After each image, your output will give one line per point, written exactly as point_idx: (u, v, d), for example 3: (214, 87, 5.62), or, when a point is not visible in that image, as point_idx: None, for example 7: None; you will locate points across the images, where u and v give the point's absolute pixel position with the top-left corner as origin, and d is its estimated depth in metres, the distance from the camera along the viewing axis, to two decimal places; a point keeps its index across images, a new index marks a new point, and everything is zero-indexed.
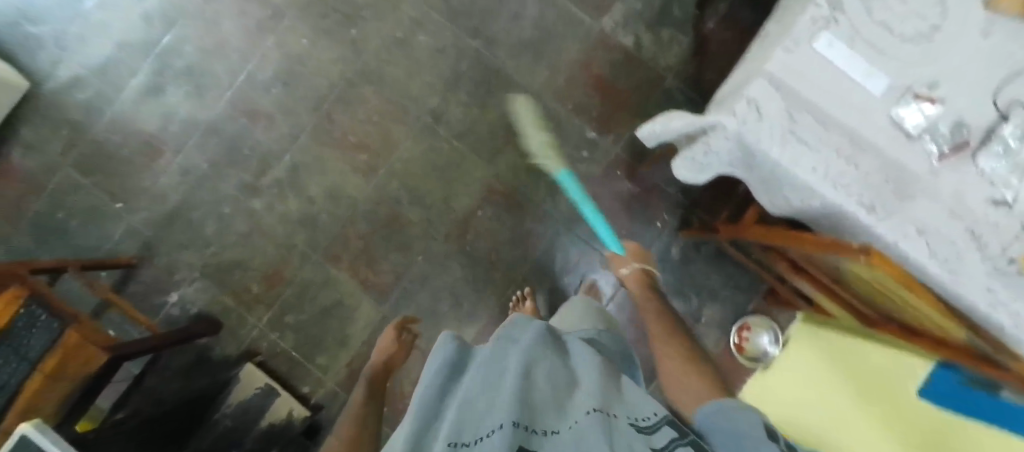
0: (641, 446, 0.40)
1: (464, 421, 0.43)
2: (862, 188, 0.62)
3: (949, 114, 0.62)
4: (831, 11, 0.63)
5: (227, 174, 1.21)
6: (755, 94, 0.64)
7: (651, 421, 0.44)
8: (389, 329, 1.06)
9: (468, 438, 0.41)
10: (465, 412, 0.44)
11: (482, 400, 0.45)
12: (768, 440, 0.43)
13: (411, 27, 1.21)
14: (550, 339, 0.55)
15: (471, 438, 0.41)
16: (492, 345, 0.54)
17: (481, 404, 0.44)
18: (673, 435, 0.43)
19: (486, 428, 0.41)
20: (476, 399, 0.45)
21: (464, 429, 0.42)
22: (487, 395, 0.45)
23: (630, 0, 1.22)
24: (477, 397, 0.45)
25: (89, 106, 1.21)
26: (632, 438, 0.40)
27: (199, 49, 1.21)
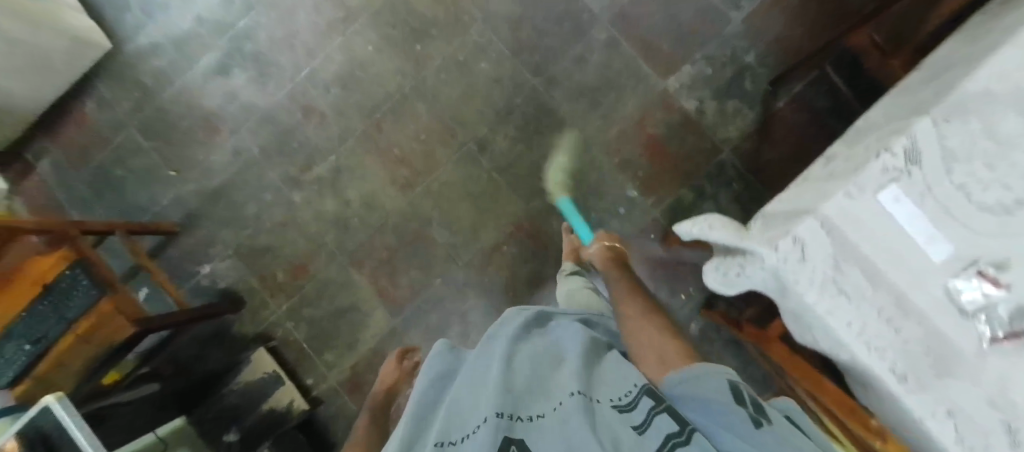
0: (619, 424, 0.49)
1: (451, 424, 0.54)
2: (898, 355, 0.61)
3: (1011, 300, 0.60)
4: (906, 163, 0.61)
5: (275, 163, 1.25)
6: (802, 234, 0.62)
7: (629, 398, 0.53)
8: (391, 356, 1.10)
9: (456, 437, 0.52)
10: (454, 416, 0.55)
11: (469, 399, 0.56)
12: (737, 405, 0.49)
13: (475, 52, 1.22)
14: (541, 353, 0.63)
15: (458, 436, 0.52)
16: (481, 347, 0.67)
17: (467, 406, 0.55)
18: (650, 402, 0.51)
19: (471, 426, 0.52)
20: (462, 403, 0.56)
21: (451, 431, 0.53)
22: (473, 397, 0.56)
23: (700, 64, 1.18)
24: (466, 406, 0.55)
25: (161, 74, 1.27)
26: (610, 416, 0.50)
27: (270, 38, 1.25)
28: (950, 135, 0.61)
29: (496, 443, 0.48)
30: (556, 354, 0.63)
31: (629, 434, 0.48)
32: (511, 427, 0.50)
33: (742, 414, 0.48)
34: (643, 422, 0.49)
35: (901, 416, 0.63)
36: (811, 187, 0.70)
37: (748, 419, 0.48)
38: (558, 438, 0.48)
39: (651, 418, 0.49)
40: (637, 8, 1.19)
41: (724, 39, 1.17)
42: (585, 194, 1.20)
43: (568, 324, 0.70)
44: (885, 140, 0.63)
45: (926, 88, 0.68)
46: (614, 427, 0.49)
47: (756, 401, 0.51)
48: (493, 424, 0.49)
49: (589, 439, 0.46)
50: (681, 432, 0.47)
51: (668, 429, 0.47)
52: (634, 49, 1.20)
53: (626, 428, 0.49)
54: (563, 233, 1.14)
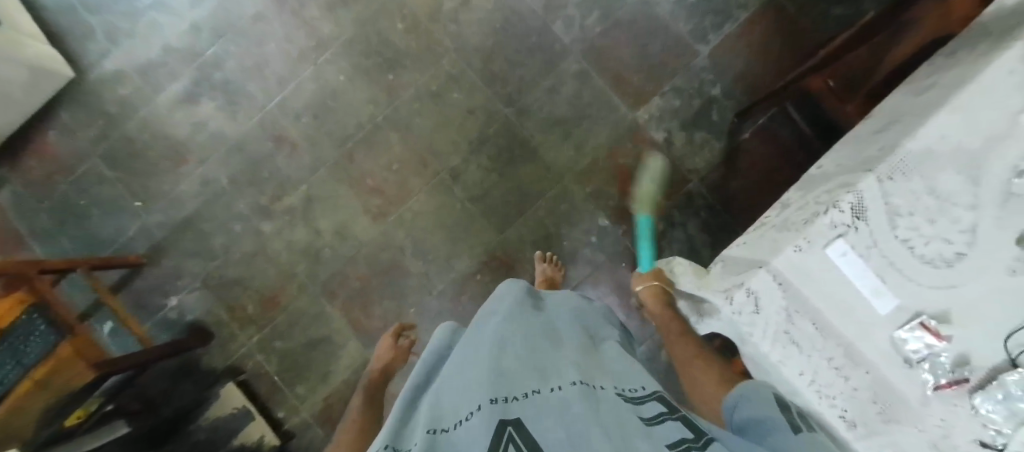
0: (621, 407, 0.53)
1: (444, 415, 0.55)
2: (847, 402, 0.67)
3: (954, 350, 0.65)
4: (853, 218, 0.64)
5: (244, 192, 1.24)
6: (756, 287, 0.66)
7: (637, 394, 0.58)
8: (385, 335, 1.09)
9: (449, 425, 0.53)
10: (445, 411, 0.56)
11: (463, 388, 0.58)
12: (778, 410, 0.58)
13: (447, 83, 1.23)
14: (536, 341, 0.67)
15: (451, 424, 0.53)
16: (476, 336, 0.71)
17: (459, 396, 0.57)
18: (662, 409, 0.55)
19: (464, 413, 0.53)
20: (455, 393, 0.58)
21: (443, 421, 0.54)
22: (466, 386, 0.58)
23: (668, 96, 1.21)
24: (457, 398, 0.57)
25: (127, 101, 1.25)
26: (608, 401, 0.54)
27: (240, 66, 1.24)
28: (893, 192, 0.65)
29: (494, 424, 0.49)
30: (556, 343, 0.67)
31: (637, 422, 0.51)
32: (507, 410, 0.51)
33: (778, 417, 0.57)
34: (655, 418, 0.52)
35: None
36: (767, 233, 0.72)
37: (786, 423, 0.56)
38: (559, 418, 0.50)
39: (665, 419, 0.52)
40: (607, 40, 1.22)
41: (692, 71, 1.21)
42: (557, 224, 1.21)
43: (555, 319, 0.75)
44: (835, 193, 0.67)
45: (873, 142, 0.72)
46: (621, 413, 0.52)
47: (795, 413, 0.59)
48: (490, 408, 0.51)
49: (594, 422, 0.48)
50: (695, 439, 0.49)
51: (682, 433, 0.50)
52: (606, 81, 1.22)
53: (632, 416, 0.52)
54: (536, 261, 1.16)
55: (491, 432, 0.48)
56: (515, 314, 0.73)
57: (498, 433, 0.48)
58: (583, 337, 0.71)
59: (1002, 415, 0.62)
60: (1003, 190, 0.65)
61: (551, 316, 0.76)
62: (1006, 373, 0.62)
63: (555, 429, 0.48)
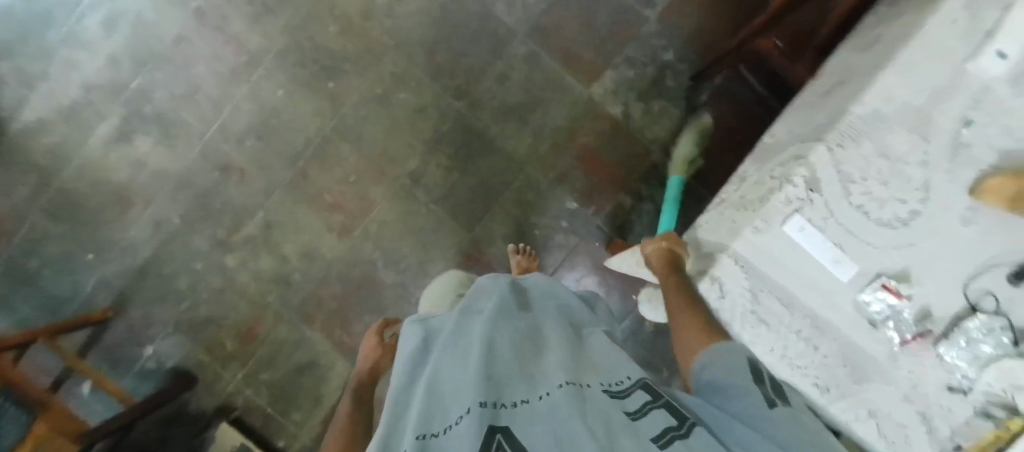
0: (612, 410, 0.51)
1: (432, 414, 0.51)
2: (820, 370, 0.69)
3: (916, 304, 0.66)
4: (807, 191, 0.65)
5: (201, 228, 1.19)
6: (719, 274, 0.69)
7: (622, 386, 0.55)
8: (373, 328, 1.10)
9: (438, 428, 0.50)
10: (433, 407, 0.52)
11: (450, 386, 0.55)
12: (752, 382, 0.54)
13: (392, 83, 1.19)
14: (523, 337, 0.64)
15: (441, 427, 0.50)
16: (452, 328, 0.66)
17: (448, 394, 0.54)
18: (647, 398, 0.53)
19: (454, 417, 0.50)
20: (442, 394, 0.54)
21: (432, 423, 0.50)
22: (453, 385, 0.55)
23: (621, 68, 1.19)
24: (445, 396, 0.54)
25: (56, 150, 1.17)
26: (603, 401, 0.52)
27: (170, 96, 1.17)
28: (843, 160, 0.65)
29: (484, 431, 0.47)
30: (539, 342, 0.65)
31: (623, 419, 0.50)
32: (496, 416, 0.49)
33: (753, 390, 0.54)
34: (639, 410, 0.51)
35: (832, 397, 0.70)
36: (727, 213, 0.74)
37: (760, 396, 0.53)
38: (547, 423, 0.48)
39: (648, 409, 0.51)
40: (550, 17, 1.18)
41: (642, 38, 1.18)
42: (526, 213, 1.20)
43: (544, 312, 0.73)
44: (788, 167, 0.68)
45: (822, 106, 0.72)
46: (607, 411, 0.50)
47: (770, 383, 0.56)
48: (479, 413, 0.48)
49: (581, 425, 0.47)
50: (679, 426, 0.50)
51: (666, 423, 0.50)
52: (555, 60, 1.19)
53: (619, 412, 0.50)
54: (510, 253, 1.14)
55: (480, 439, 0.46)
56: (501, 315, 0.67)
57: (488, 443, 0.46)
58: (571, 333, 0.68)
59: (965, 359, 0.65)
60: (952, 141, 0.65)
61: (532, 312, 0.73)
62: (965, 319, 0.66)
63: (543, 437, 0.47)
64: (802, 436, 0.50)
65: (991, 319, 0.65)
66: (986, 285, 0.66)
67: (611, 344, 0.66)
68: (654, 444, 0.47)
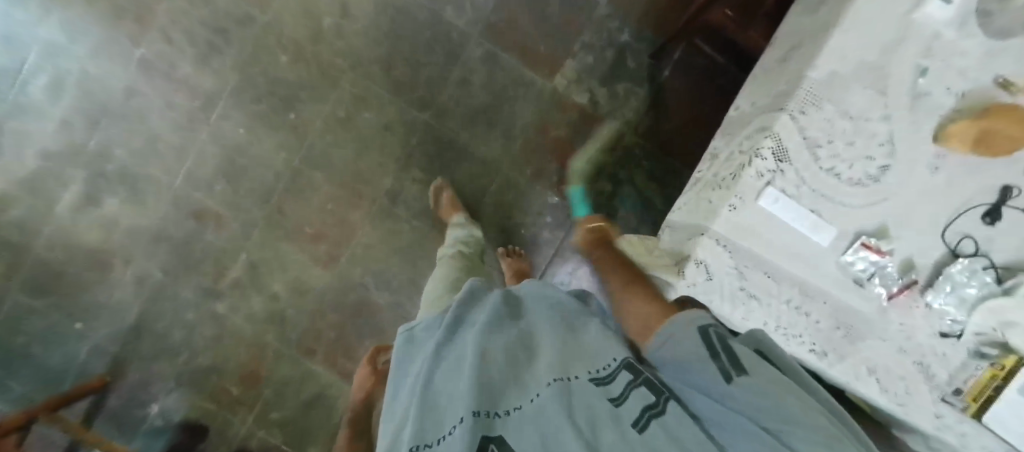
0: (597, 400, 0.50)
1: (425, 425, 0.53)
2: (815, 335, 0.70)
3: (899, 257, 0.67)
4: (777, 162, 0.66)
5: (185, 279, 1.18)
6: (703, 257, 0.69)
7: (608, 369, 0.53)
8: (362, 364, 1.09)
9: (431, 438, 0.51)
10: (427, 416, 0.53)
11: (442, 394, 0.56)
12: (709, 358, 0.50)
13: (353, 105, 1.17)
14: (515, 330, 0.62)
15: (435, 437, 0.51)
16: (447, 325, 0.66)
17: (441, 404, 0.55)
18: (629, 376, 0.51)
19: (447, 427, 0.51)
20: (437, 402, 0.55)
21: (426, 433, 0.52)
22: (446, 393, 0.55)
23: (581, 55, 1.18)
24: (439, 403, 0.55)
25: (23, 224, 1.15)
26: (589, 392, 0.51)
27: (131, 151, 1.14)
28: (807, 126, 0.65)
29: (475, 444, 0.48)
30: (532, 327, 0.63)
31: (607, 409, 0.48)
32: (489, 425, 0.50)
33: (711, 368, 0.49)
34: (622, 394, 0.50)
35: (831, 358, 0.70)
36: (704, 192, 0.75)
37: (718, 374, 0.49)
38: (535, 426, 0.49)
39: (630, 392, 0.50)
40: (502, 14, 1.16)
41: (596, 23, 1.17)
42: (507, 214, 1.20)
43: (535, 288, 0.70)
44: (755, 140, 0.68)
45: (781, 75, 0.72)
46: (591, 401, 0.50)
47: (730, 349, 0.51)
48: (470, 424, 0.49)
49: (566, 426, 0.47)
50: (657, 404, 0.48)
51: (646, 402, 0.48)
52: (513, 58, 1.18)
53: (603, 401, 0.49)
54: (501, 257, 1.15)
55: None
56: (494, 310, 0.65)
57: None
58: (569, 308, 0.64)
59: (953, 304, 0.67)
60: (909, 92, 0.64)
61: (526, 288, 0.71)
62: (949, 265, 0.67)
63: (531, 443, 0.48)
64: (771, 407, 0.46)
65: (972, 262, 0.66)
66: (964, 229, 0.67)
67: (610, 333, 0.59)
68: (633, 432, 0.46)
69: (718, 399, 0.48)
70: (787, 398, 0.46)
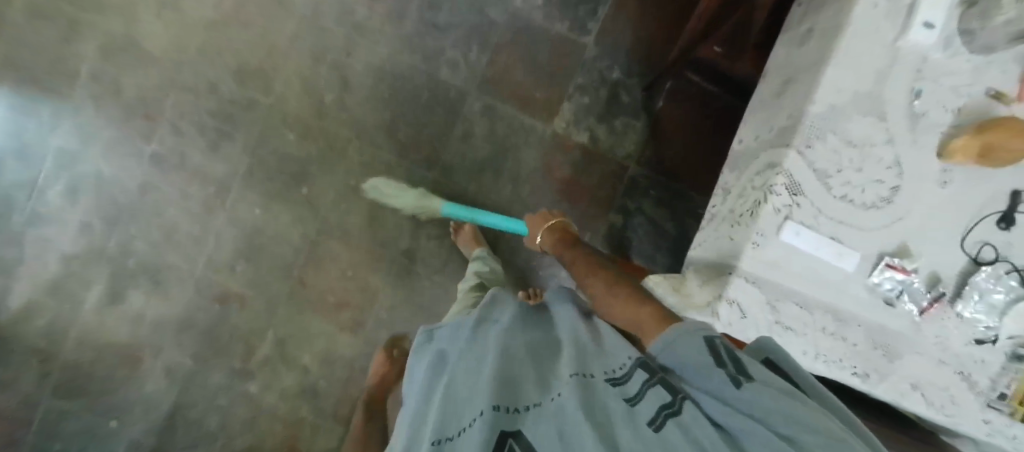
0: (613, 400, 0.51)
1: (447, 417, 0.57)
2: (855, 359, 0.71)
3: (925, 272, 0.69)
4: (792, 196, 0.68)
5: (215, 363, 1.18)
6: (734, 296, 0.70)
7: (623, 370, 0.54)
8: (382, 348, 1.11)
9: (452, 431, 0.56)
10: (448, 408, 0.58)
11: (463, 390, 0.60)
12: (716, 366, 0.48)
13: (362, 171, 1.19)
14: (533, 337, 0.66)
15: (455, 429, 0.56)
16: (468, 328, 0.71)
17: (462, 398, 0.59)
18: (644, 375, 0.52)
19: (467, 420, 0.55)
20: (458, 394, 0.59)
21: (447, 425, 0.56)
22: (467, 389, 0.59)
23: (577, 96, 1.21)
24: (460, 396, 0.59)
25: (50, 330, 1.16)
26: (606, 392, 0.52)
27: (150, 244, 1.16)
28: (816, 158, 0.67)
29: (495, 438, 0.52)
30: (552, 335, 0.66)
31: (622, 409, 0.50)
32: (509, 420, 0.54)
33: (719, 374, 0.48)
34: (637, 393, 0.50)
35: (873, 376, 0.71)
36: (723, 229, 0.77)
37: (726, 379, 0.47)
38: (552, 420, 0.52)
39: (645, 390, 0.50)
40: (496, 66, 1.20)
41: (587, 64, 1.20)
42: (525, 257, 1.22)
43: (556, 296, 0.74)
44: (766, 176, 0.70)
45: (780, 108, 0.74)
46: (608, 400, 0.51)
47: (734, 356, 0.49)
48: (491, 419, 0.53)
49: (583, 421, 0.49)
50: (673, 402, 0.48)
51: (661, 401, 0.48)
52: (512, 107, 1.21)
53: (619, 401, 0.51)
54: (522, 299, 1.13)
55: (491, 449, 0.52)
56: (516, 319, 0.69)
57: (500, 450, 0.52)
58: (584, 316, 0.68)
59: (984, 311, 0.68)
60: (907, 114, 0.67)
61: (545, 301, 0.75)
62: (973, 274, 0.68)
63: (549, 436, 0.51)
64: (783, 413, 0.43)
65: (995, 268, 0.68)
66: (981, 237, 0.68)
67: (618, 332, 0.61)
68: (648, 430, 0.47)
69: (725, 404, 0.46)
70: (796, 402, 0.45)
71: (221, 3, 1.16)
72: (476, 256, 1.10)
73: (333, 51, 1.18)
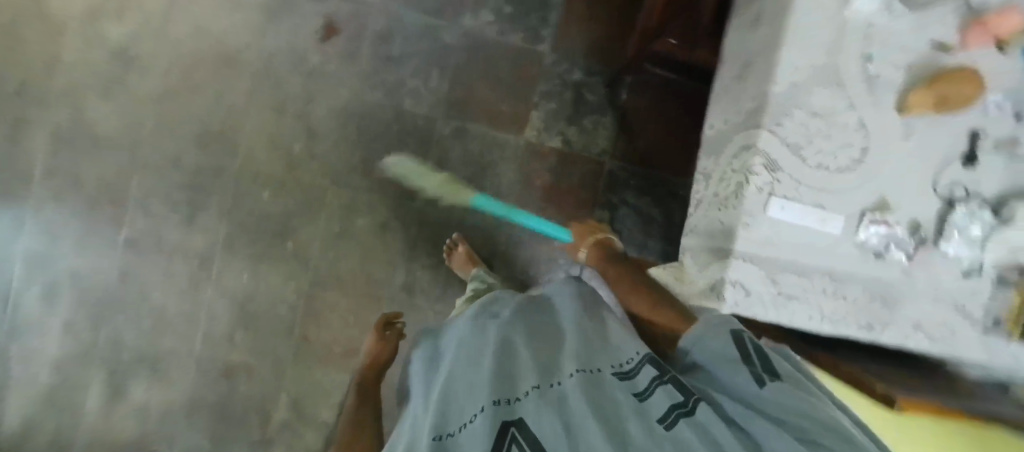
0: (621, 394, 0.51)
1: (447, 414, 0.57)
2: (857, 313, 0.75)
3: (906, 221, 0.73)
4: (771, 173, 0.71)
5: (232, 438, 1.16)
6: (736, 277, 0.73)
7: (631, 365, 0.54)
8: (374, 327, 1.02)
9: (453, 427, 0.55)
10: (449, 405, 0.58)
11: (463, 385, 0.59)
12: (740, 363, 0.50)
13: (345, 216, 1.18)
14: (531, 326, 0.64)
15: (456, 425, 0.55)
16: (464, 325, 0.70)
17: (462, 393, 0.58)
18: (654, 373, 0.52)
19: (468, 415, 0.54)
20: (458, 390, 0.59)
21: (448, 422, 0.56)
22: (467, 383, 0.59)
23: (543, 104, 1.23)
24: (460, 391, 0.58)
25: (56, 440, 1.12)
26: (614, 386, 0.52)
27: (142, 332, 1.13)
28: (787, 134, 0.71)
29: (495, 429, 0.51)
30: (552, 326, 0.65)
31: (631, 404, 0.49)
32: (510, 411, 0.53)
33: (742, 372, 0.49)
34: (647, 389, 0.50)
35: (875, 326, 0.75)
36: (711, 214, 0.79)
37: (748, 377, 0.48)
38: (557, 410, 0.50)
39: (656, 387, 0.50)
40: (458, 88, 1.20)
41: (547, 70, 1.22)
42: (521, 269, 1.24)
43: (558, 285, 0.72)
44: (743, 158, 0.73)
45: (745, 90, 0.77)
46: (615, 394, 0.51)
47: (763, 354, 0.51)
48: (491, 411, 0.52)
49: (588, 413, 0.48)
50: (686, 402, 0.47)
51: (670, 399, 0.48)
52: (482, 125, 1.21)
53: (628, 397, 0.50)
54: None
55: (491, 437, 0.50)
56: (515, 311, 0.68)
57: (502, 437, 0.50)
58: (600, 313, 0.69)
59: (967, 248, 0.72)
60: (863, 78, 0.70)
61: (544, 292, 0.74)
62: (950, 214, 0.72)
63: (551, 425, 0.49)
64: (804, 416, 0.44)
65: (969, 205, 0.71)
66: (952, 178, 0.73)
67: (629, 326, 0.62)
68: (659, 428, 0.46)
69: (746, 403, 0.47)
70: (819, 405, 0.45)
71: (168, 74, 1.13)
72: (474, 275, 1.09)
73: (294, 102, 1.16)
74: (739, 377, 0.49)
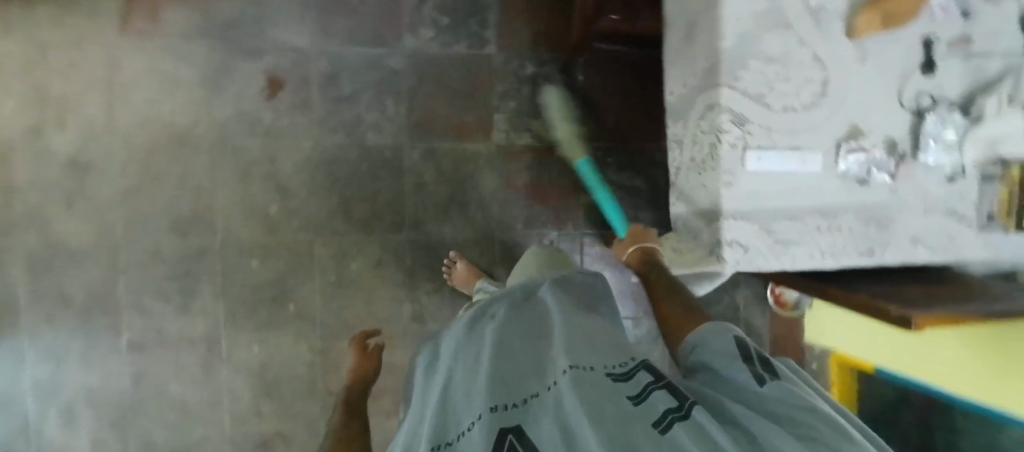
0: (615, 392, 0.48)
1: (443, 422, 0.52)
2: (856, 241, 0.75)
3: (881, 140, 0.73)
4: (741, 127, 0.71)
5: None
6: (731, 236, 0.73)
7: (624, 367, 0.53)
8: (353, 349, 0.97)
9: (451, 435, 0.50)
10: (445, 413, 0.53)
11: (459, 392, 0.55)
12: (742, 362, 0.53)
13: (338, 264, 1.18)
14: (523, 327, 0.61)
15: (454, 435, 0.50)
16: (460, 329, 0.66)
17: (460, 400, 0.54)
18: (647, 379, 0.51)
19: (465, 422, 0.51)
20: (455, 398, 0.55)
21: (444, 432, 0.51)
22: (464, 390, 0.55)
23: (504, 105, 1.21)
24: (455, 399, 0.54)
25: None
26: (609, 383, 0.49)
27: (170, 427, 1.14)
28: (747, 86, 0.71)
29: (493, 437, 0.47)
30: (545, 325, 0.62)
31: (627, 407, 0.46)
32: (507, 416, 0.49)
33: (742, 369, 0.52)
34: (641, 392, 0.48)
35: (874, 249, 0.76)
36: (692, 179, 0.79)
37: (750, 375, 0.51)
38: (556, 414, 0.47)
39: (652, 390, 0.48)
40: (417, 111, 1.19)
41: (500, 71, 1.21)
42: None
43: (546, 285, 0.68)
44: (710, 118, 0.73)
45: (696, 52, 0.76)
46: (611, 393, 0.48)
47: (763, 359, 0.55)
48: (489, 419, 0.48)
49: (588, 413, 0.45)
50: (680, 408, 0.46)
51: (666, 405, 0.46)
52: (449, 141, 1.20)
53: (622, 398, 0.47)
54: None
55: (491, 445, 0.46)
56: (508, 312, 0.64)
57: (500, 445, 0.46)
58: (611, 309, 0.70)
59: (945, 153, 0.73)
60: (808, 12, 0.70)
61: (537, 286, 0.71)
62: (923, 124, 0.73)
63: (551, 434, 0.46)
64: (800, 411, 0.47)
65: (938, 111, 0.73)
66: (916, 88, 0.73)
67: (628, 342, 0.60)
68: (654, 431, 0.44)
69: (746, 397, 0.50)
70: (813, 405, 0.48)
71: (126, 169, 1.11)
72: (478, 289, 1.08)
73: (258, 165, 1.15)
74: (742, 374, 0.52)
